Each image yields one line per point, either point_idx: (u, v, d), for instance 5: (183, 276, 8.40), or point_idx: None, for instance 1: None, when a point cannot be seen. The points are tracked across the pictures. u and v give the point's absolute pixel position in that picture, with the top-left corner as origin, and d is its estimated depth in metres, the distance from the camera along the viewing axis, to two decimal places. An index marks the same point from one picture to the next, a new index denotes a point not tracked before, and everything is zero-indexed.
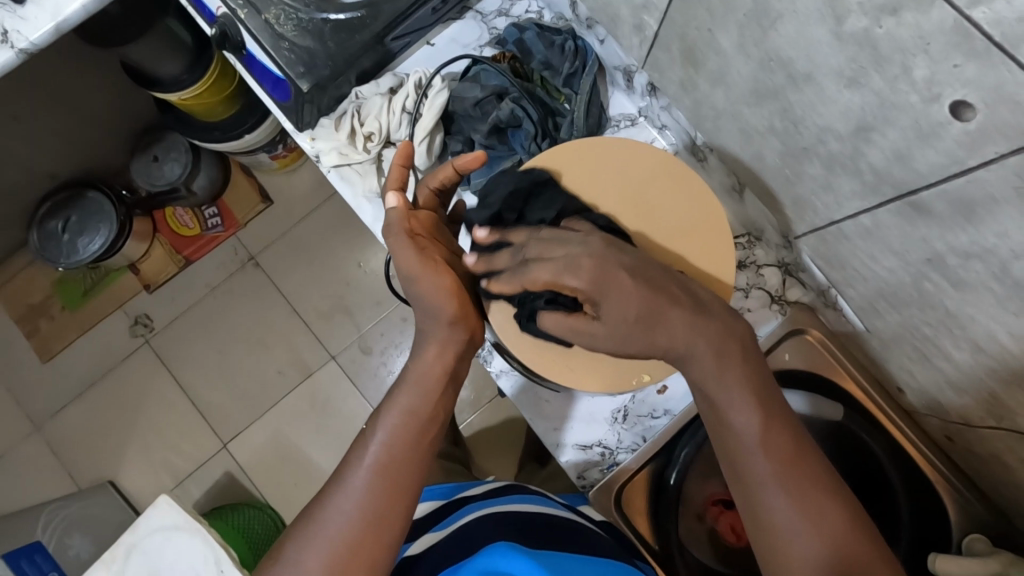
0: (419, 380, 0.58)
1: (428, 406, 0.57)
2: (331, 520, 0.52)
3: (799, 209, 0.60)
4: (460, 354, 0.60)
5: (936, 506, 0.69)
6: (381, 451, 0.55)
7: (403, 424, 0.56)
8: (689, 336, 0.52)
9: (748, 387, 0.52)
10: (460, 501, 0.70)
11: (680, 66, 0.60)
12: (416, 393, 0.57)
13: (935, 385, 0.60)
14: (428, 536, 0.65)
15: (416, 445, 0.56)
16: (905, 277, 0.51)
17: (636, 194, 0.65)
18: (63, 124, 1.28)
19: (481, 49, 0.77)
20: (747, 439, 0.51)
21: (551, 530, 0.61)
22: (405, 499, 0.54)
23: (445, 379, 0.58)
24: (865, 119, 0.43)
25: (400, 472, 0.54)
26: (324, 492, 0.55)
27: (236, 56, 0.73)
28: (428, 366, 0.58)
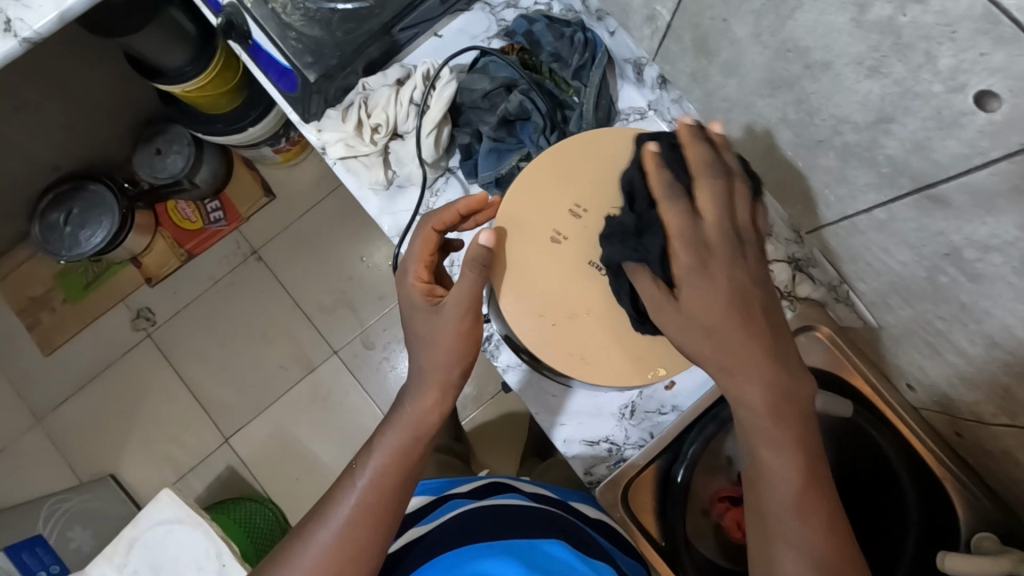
0: (413, 423, 0.57)
1: (418, 449, 0.57)
2: (311, 549, 0.52)
3: (812, 203, 0.59)
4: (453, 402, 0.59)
5: (943, 503, 0.69)
6: (367, 489, 0.54)
7: (390, 463, 0.55)
8: (761, 363, 0.50)
9: (795, 437, 0.50)
10: (445, 498, 0.69)
11: (693, 57, 0.59)
12: (406, 433, 0.57)
13: (947, 381, 0.60)
14: (415, 530, 0.65)
15: (401, 486, 0.55)
16: (919, 271, 0.51)
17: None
18: (66, 115, 1.27)
19: (489, 40, 0.76)
20: (776, 484, 0.50)
21: (533, 524, 0.60)
22: (385, 536, 0.54)
23: (434, 420, 0.58)
24: (884, 109, 0.42)
25: (383, 510, 0.54)
26: (310, 517, 0.55)
27: (242, 46, 0.73)
28: (421, 406, 0.57)
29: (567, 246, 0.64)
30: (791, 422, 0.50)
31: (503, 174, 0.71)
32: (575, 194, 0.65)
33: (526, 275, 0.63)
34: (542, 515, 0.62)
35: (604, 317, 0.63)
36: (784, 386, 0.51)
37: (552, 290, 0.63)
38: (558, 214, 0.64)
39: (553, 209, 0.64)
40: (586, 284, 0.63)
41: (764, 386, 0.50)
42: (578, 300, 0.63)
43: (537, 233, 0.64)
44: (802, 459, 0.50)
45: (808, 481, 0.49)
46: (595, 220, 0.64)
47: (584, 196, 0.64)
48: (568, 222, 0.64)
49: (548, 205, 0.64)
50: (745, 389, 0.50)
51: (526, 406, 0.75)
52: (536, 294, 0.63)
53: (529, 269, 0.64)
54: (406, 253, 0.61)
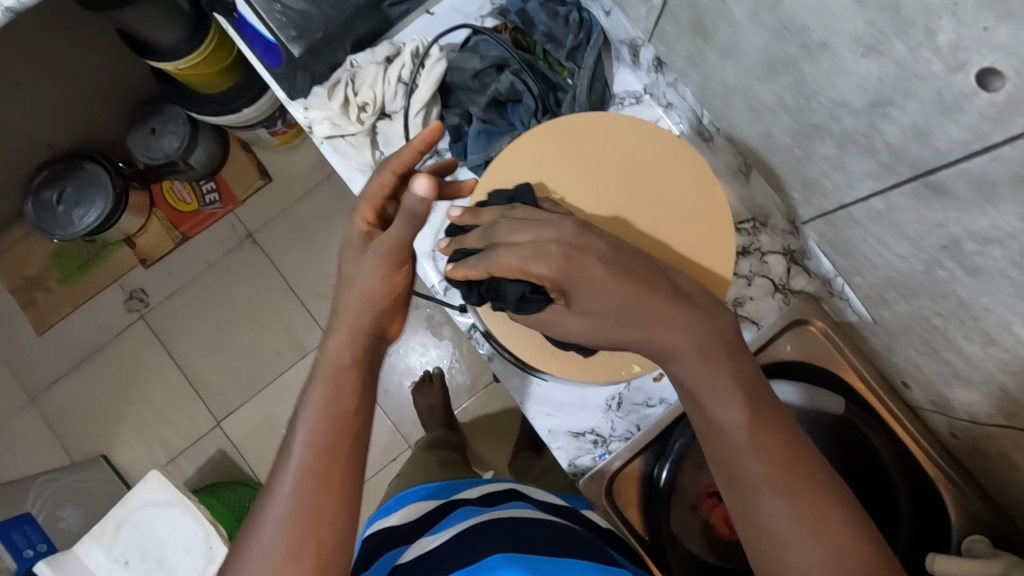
0: (330, 370, 0.53)
1: (348, 394, 0.53)
2: (265, 539, 0.48)
3: (808, 192, 0.57)
4: (372, 342, 0.55)
5: (936, 504, 0.67)
6: (306, 451, 0.51)
7: (327, 426, 0.51)
8: (668, 331, 0.49)
9: (737, 385, 0.49)
10: (453, 504, 0.68)
11: (689, 37, 0.57)
12: (333, 388, 0.53)
13: (942, 379, 0.58)
14: (417, 542, 0.63)
15: (340, 447, 0.51)
16: (917, 264, 0.49)
17: (642, 175, 0.61)
18: (59, 92, 1.25)
19: (483, 19, 0.73)
20: (736, 439, 0.48)
21: (544, 536, 0.59)
22: (342, 490, 0.50)
23: (359, 369, 0.54)
24: (883, 92, 0.40)
25: (331, 464, 0.50)
26: (255, 506, 0.51)
27: (227, 19, 0.71)
28: (340, 357, 0.54)
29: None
30: (723, 365, 0.49)
31: (492, 157, 0.69)
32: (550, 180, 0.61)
33: None
34: (548, 525, 0.62)
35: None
36: (704, 333, 0.50)
37: None
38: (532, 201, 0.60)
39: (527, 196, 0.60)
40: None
41: (689, 342, 0.49)
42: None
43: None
44: (750, 408, 0.49)
45: (757, 421, 0.48)
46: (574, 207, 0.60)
47: (560, 182, 0.61)
48: None
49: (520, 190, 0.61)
50: (669, 344, 0.49)
51: (513, 397, 0.74)
52: None
53: None
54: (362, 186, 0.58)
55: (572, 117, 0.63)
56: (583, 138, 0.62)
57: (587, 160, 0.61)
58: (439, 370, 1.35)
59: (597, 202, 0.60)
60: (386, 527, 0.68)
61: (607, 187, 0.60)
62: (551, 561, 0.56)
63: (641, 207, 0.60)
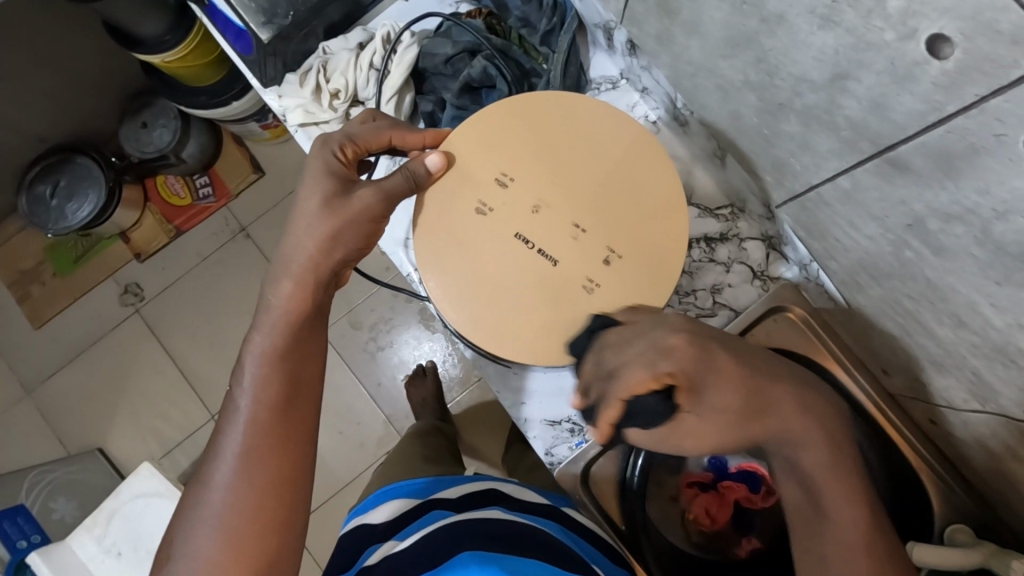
0: (274, 321, 0.53)
1: (297, 348, 0.53)
2: (204, 537, 0.47)
3: (779, 174, 0.56)
4: (323, 288, 0.55)
5: (919, 495, 0.66)
6: (256, 406, 0.51)
7: (262, 417, 0.50)
8: (801, 420, 0.51)
9: (853, 483, 0.52)
10: (429, 505, 0.67)
11: (657, 17, 0.56)
12: (265, 378, 0.52)
13: (918, 364, 0.57)
14: (389, 543, 0.62)
15: (279, 439, 0.50)
16: (886, 245, 0.48)
17: (601, 162, 0.59)
18: (49, 84, 1.25)
19: (456, 5, 0.72)
20: (844, 533, 0.50)
21: (514, 538, 0.58)
22: (294, 448, 0.51)
23: (294, 354, 0.53)
24: (840, 64, 0.39)
25: (284, 422, 0.51)
26: (189, 503, 0.50)
27: (200, 6, 0.71)
28: (272, 343, 0.52)
29: (494, 217, 0.58)
30: (845, 466, 0.52)
31: None
32: (506, 162, 0.59)
33: (446, 236, 0.58)
34: (518, 526, 0.61)
35: (522, 289, 0.57)
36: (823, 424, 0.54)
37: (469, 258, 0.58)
38: (484, 182, 0.59)
39: (479, 176, 0.59)
40: (510, 257, 0.57)
41: (814, 434, 0.52)
42: (499, 275, 0.57)
43: (462, 201, 0.58)
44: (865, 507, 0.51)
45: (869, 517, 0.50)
46: (528, 192, 0.58)
47: (516, 165, 0.59)
48: (496, 195, 0.58)
49: (474, 170, 0.59)
50: (799, 434, 0.51)
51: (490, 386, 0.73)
52: (461, 267, 0.58)
53: (453, 237, 0.58)
54: (352, 129, 0.58)
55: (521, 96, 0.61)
56: (535, 114, 0.60)
57: (542, 136, 0.59)
58: (432, 363, 1.35)
59: (553, 188, 0.58)
60: (369, 523, 0.67)
61: (562, 165, 0.59)
62: (518, 560, 0.55)
63: (596, 196, 0.58)
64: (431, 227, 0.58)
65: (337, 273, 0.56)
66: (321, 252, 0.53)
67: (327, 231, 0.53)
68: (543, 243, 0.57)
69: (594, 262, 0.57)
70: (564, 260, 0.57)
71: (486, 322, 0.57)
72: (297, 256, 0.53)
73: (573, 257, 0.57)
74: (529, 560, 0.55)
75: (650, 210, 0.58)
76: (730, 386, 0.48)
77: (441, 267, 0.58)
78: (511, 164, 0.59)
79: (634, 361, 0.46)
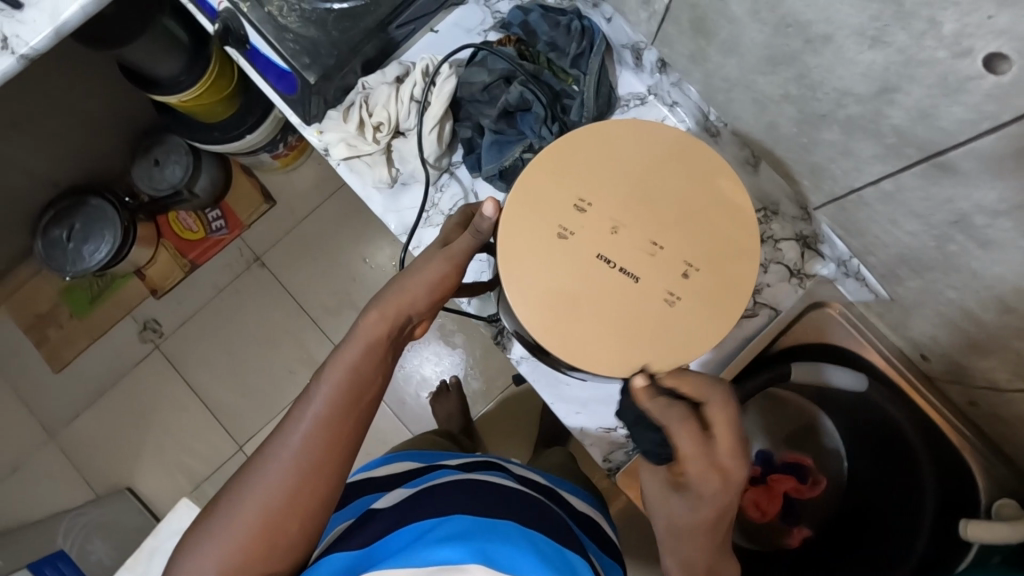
0: (362, 339, 0.53)
1: (370, 371, 0.52)
2: (245, 508, 0.48)
3: (817, 178, 0.59)
4: (401, 325, 0.54)
5: (962, 471, 0.69)
6: (321, 415, 0.50)
7: (323, 427, 0.50)
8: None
9: None
10: (435, 467, 0.69)
11: (691, 38, 0.59)
12: (338, 389, 0.51)
13: (960, 349, 0.60)
14: (396, 490, 0.64)
15: (335, 444, 0.50)
16: (928, 240, 0.51)
17: (679, 179, 0.55)
18: (60, 127, 1.26)
19: (485, 34, 0.75)
20: None
21: (522, 506, 0.59)
22: (337, 469, 0.50)
23: (363, 380, 0.52)
24: (888, 79, 0.42)
25: (336, 444, 0.50)
26: (235, 481, 0.50)
27: (239, 51, 0.73)
28: (353, 361, 0.52)
29: (574, 242, 0.53)
30: None
31: (506, 166, 0.71)
32: (580, 185, 0.54)
33: (524, 259, 0.53)
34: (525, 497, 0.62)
35: (600, 312, 0.53)
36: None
37: (551, 280, 0.53)
38: (561, 206, 0.54)
39: (554, 201, 0.54)
40: (593, 281, 0.53)
41: None
42: (577, 299, 0.53)
43: (538, 228, 0.54)
44: None
45: None
46: (606, 213, 0.54)
47: (591, 187, 0.54)
48: (576, 217, 0.54)
49: (550, 193, 0.54)
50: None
51: (541, 397, 0.75)
52: (545, 292, 0.53)
53: (529, 265, 0.53)
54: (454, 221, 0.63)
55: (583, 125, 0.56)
56: (602, 134, 0.55)
57: (613, 155, 0.55)
58: (455, 378, 1.37)
59: (632, 208, 0.54)
60: (370, 475, 0.68)
61: (638, 186, 0.54)
62: (524, 529, 0.54)
63: (677, 214, 0.54)
64: (510, 252, 0.53)
65: (415, 320, 0.55)
66: (425, 292, 0.54)
67: (438, 273, 0.55)
68: (624, 262, 0.53)
69: (677, 277, 0.53)
70: (646, 279, 0.53)
71: (572, 346, 0.52)
72: (399, 289, 0.54)
73: (657, 277, 0.53)
74: (526, 529, 0.54)
75: (727, 223, 0.54)
76: (689, 512, 0.50)
77: (521, 300, 0.53)
78: (588, 187, 0.54)
79: (684, 420, 0.49)
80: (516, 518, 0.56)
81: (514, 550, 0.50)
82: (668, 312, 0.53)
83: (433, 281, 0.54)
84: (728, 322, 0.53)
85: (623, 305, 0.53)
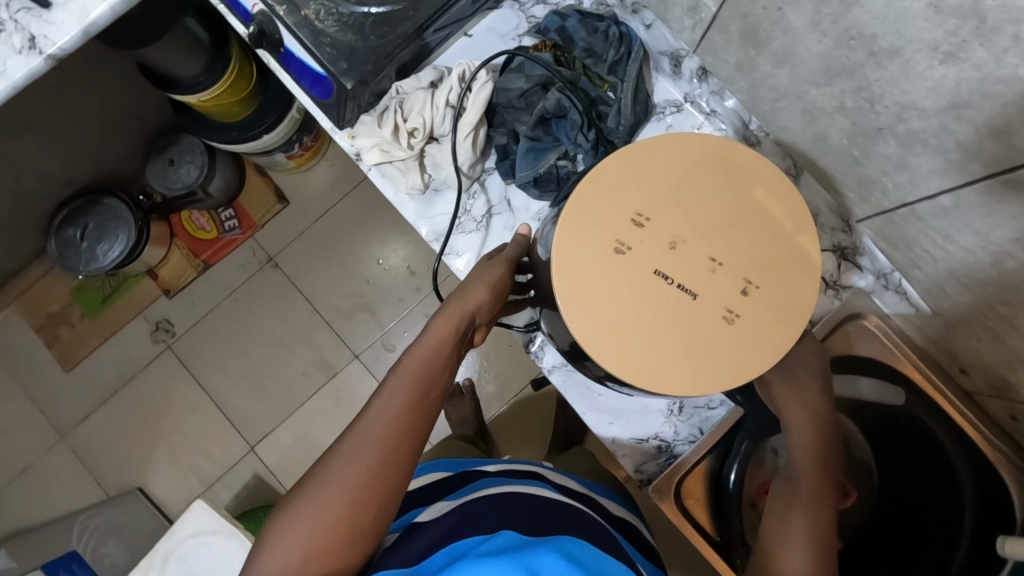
0: (435, 334, 0.57)
1: (439, 364, 0.55)
2: (325, 493, 0.49)
3: (866, 190, 0.59)
4: (467, 324, 0.59)
5: (999, 487, 0.68)
6: (397, 405, 0.53)
7: (398, 416, 0.52)
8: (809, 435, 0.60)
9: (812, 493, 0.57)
10: (474, 475, 0.68)
11: (740, 47, 0.59)
12: (412, 380, 0.54)
13: (1006, 364, 0.59)
14: (439, 504, 0.61)
15: (407, 432, 0.52)
16: (985, 256, 0.51)
17: (739, 194, 0.54)
18: (77, 127, 1.25)
19: (520, 38, 0.75)
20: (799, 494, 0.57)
21: (569, 518, 0.58)
22: (407, 458, 0.52)
23: (432, 374, 0.55)
24: (959, 95, 0.41)
25: (409, 434, 0.52)
26: (311, 472, 0.52)
27: (272, 55, 0.72)
28: (425, 355, 0.55)
29: (631, 257, 0.52)
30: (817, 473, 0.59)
31: (541, 173, 0.70)
32: (637, 199, 0.53)
33: (582, 272, 0.52)
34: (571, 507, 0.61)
35: (660, 328, 0.52)
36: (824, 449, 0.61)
37: (607, 295, 0.52)
38: (618, 221, 0.53)
39: (611, 215, 0.53)
40: (650, 296, 0.52)
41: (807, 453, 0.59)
42: (635, 314, 0.52)
43: (596, 240, 0.53)
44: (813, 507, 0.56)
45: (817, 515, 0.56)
46: (664, 228, 0.53)
47: (648, 201, 0.53)
48: (633, 231, 0.53)
49: (608, 208, 0.53)
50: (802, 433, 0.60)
51: (572, 406, 0.74)
52: (602, 305, 0.52)
53: (587, 278, 0.52)
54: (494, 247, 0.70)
55: (639, 138, 0.55)
56: (658, 147, 0.55)
57: (670, 169, 0.54)
58: (469, 381, 1.36)
59: (691, 222, 0.53)
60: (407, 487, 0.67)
61: (696, 201, 0.53)
62: (576, 542, 0.52)
63: (736, 230, 0.53)
64: (568, 264, 0.52)
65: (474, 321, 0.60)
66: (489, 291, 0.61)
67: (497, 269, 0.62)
68: (683, 279, 0.52)
69: (737, 295, 0.52)
70: (705, 296, 0.52)
71: (627, 359, 0.52)
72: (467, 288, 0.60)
73: (715, 294, 0.52)
74: (576, 541, 0.52)
75: (786, 240, 0.54)
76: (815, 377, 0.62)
77: (578, 314, 0.52)
78: (645, 201, 0.53)
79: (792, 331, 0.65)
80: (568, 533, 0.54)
81: (567, 563, 0.47)
82: (726, 330, 0.52)
83: (492, 282, 0.62)
84: (786, 344, 0.53)
85: (680, 319, 0.52)
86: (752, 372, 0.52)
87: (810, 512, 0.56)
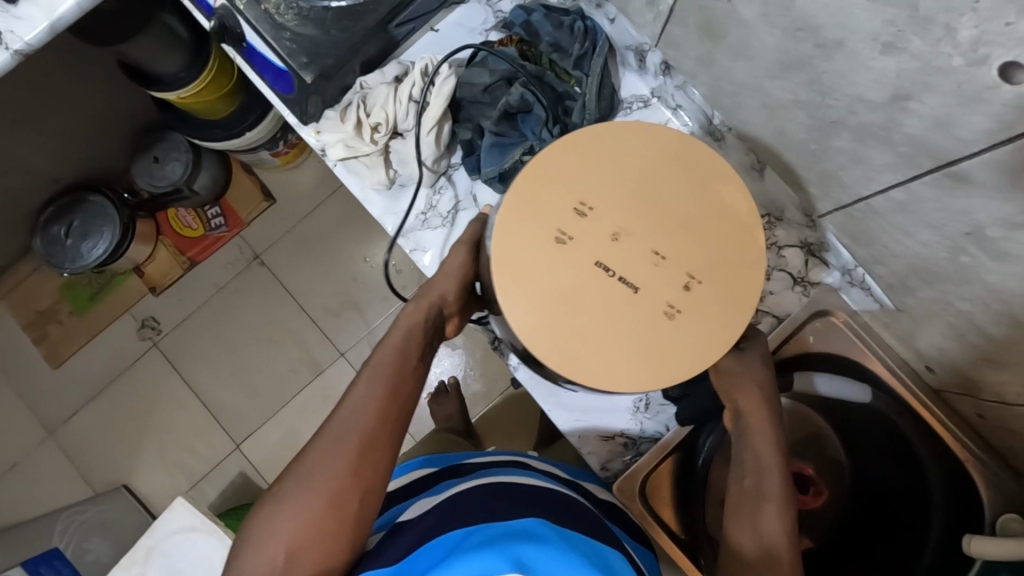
0: (408, 324, 0.59)
1: (413, 351, 0.57)
2: (312, 484, 0.50)
3: (827, 185, 0.59)
4: (437, 310, 0.61)
5: (968, 485, 0.68)
6: (376, 391, 0.54)
7: (377, 403, 0.54)
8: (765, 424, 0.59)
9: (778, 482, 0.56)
10: (455, 469, 0.67)
11: (700, 41, 0.58)
12: (387, 367, 0.56)
13: (969, 360, 0.58)
14: (423, 501, 0.61)
15: (388, 416, 0.54)
16: (941, 250, 0.50)
17: (684, 186, 0.53)
18: (61, 125, 1.25)
19: (486, 33, 0.74)
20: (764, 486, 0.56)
21: (554, 502, 0.58)
22: (390, 442, 0.53)
23: (407, 361, 0.57)
24: (902, 86, 0.41)
25: (390, 417, 0.54)
26: (293, 468, 0.52)
27: (236, 49, 0.72)
28: (398, 344, 0.57)
29: (573, 249, 0.52)
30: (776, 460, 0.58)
31: (506, 169, 0.69)
32: (581, 190, 0.53)
33: (524, 263, 0.52)
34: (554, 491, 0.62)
35: (601, 321, 0.51)
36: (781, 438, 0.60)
37: (548, 287, 0.52)
38: (561, 212, 0.52)
39: (554, 206, 0.53)
40: (592, 288, 0.51)
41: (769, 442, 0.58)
42: (577, 306, 0.51)
43: (538, 232, 0.52)
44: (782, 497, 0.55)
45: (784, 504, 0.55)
46: (608, 219, 0.52)
47: (593, 192, 0.53)
48: (576, 222, 0.52)
49: (551, 198, 0.53)
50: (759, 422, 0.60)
51: (538, 404, 0.74)
52: (542, 298, 0.51)
53: (528, 270, 0.52)
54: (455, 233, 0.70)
55: (584, 127, 0.54)
56: (604, 137, 0.54)
57: (616, 160, 0.54)
58: (454, 379, 1.36)
59: (634, 214, 0.52)
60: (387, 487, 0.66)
61: (641, 191, 0.53)
62: (562, 530, 0.51)
63: (680, 222, 0.53)
64: (509, 255, 0.52)
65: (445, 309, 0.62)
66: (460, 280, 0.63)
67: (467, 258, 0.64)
68: (625, 272, 0.52)
69: (680, 289, 0.52)
70: (647, 290, 0.52)
71: (568, 354, 0.51)
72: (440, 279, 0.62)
73: (658, 287, 0.52)
74: (562, 529, 0.51)
75: (732, 233, 0.53)
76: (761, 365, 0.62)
77: (518, 306, 0.51)
78: (588, 191, 0.53)
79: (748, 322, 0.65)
80: (557, 519, 0.53)
81: (553, 554, 0.46)
82: (668, 324, 0.52)
83: (458, 268, 0.63)
84: (730, 337, 0.52)
85: (622, 313, 0.51)
86: (695, 366, 0.52)
87: (777, 499, 0.55)
